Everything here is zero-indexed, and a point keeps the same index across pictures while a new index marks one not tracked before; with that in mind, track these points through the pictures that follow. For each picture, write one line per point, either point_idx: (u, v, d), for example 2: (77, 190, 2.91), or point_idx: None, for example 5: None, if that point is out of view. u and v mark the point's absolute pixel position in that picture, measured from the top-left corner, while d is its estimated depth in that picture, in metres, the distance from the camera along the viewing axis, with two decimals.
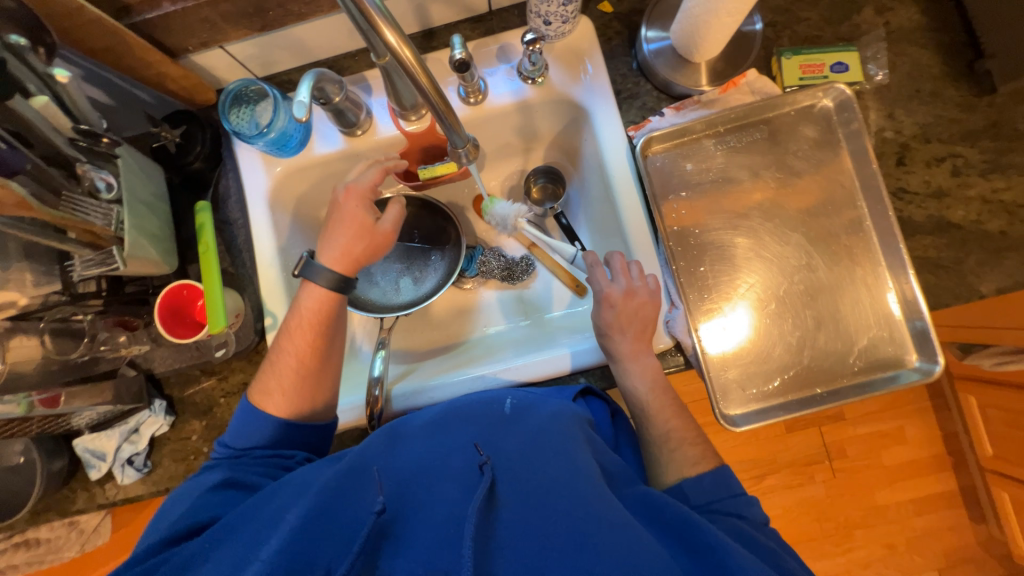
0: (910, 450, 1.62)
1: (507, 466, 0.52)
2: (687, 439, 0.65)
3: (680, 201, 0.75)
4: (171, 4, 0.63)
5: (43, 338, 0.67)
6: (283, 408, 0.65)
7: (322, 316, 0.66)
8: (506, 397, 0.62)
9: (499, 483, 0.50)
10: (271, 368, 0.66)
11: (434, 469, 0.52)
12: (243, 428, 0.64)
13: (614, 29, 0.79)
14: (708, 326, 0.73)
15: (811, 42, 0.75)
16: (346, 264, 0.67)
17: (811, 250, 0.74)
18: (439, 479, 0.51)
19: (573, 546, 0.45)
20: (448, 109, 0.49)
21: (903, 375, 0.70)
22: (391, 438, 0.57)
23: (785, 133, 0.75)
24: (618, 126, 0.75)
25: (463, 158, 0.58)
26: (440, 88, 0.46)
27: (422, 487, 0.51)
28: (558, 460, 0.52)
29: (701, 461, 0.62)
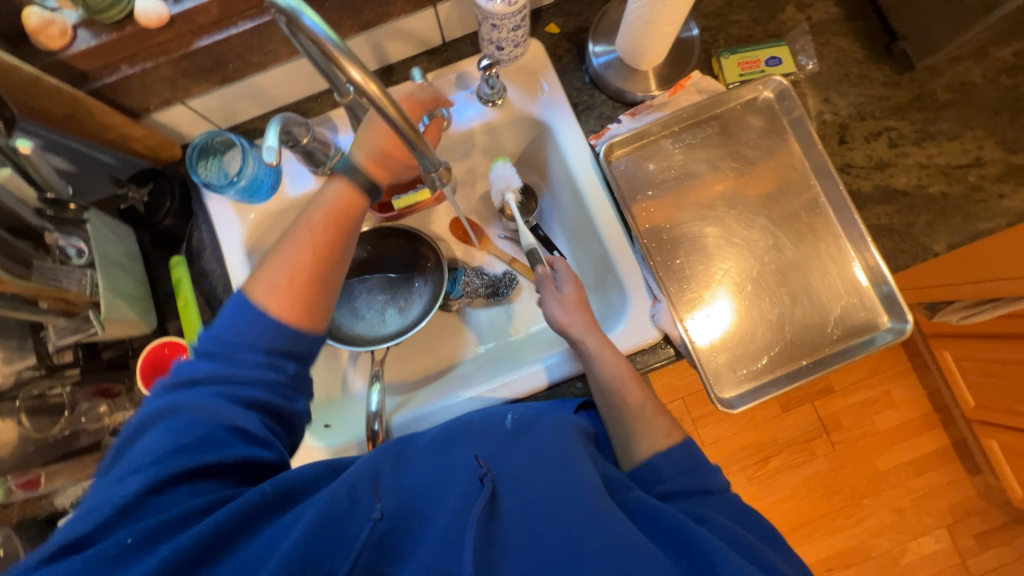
0: (900, 412, 1.68)
1: (507, 477, 0.52)
2: (656, 410, 0.65)
3: (648, 200, 0.78)
4: (130, 67, 0.63)
5: (18, 419, 0.63)
6: (287, 309, 0.56)
7: (343, 220, 0.60)
8: (507, 413, 0.61)
9: (500, 496, 0.51)
10: (276, 255, 0.58)
11: (440, 484, 0.52)
12: (236, 323, 0.55)
13: (563, 48, 0.83)
14: (693, 318, 0.75)
15: (745, 41, 0.81)
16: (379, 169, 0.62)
17: (776, 232, 0.78)
18: (444, 494, 0.51)
19: (568, 562, 0.45)
20: (422, 142, 0.47)
21: (878, 337, 0.74)
22: (397, 456, 0.55)
23: (735, 126, 0.80)
24: (579, 137, 0.79)
25: (437, 182, 0.54)
26: (410, 119, 0.44)
27: (427, 499, 0.51)
28: (561, 470, 0.52)
29: (671, 433, 0.62)
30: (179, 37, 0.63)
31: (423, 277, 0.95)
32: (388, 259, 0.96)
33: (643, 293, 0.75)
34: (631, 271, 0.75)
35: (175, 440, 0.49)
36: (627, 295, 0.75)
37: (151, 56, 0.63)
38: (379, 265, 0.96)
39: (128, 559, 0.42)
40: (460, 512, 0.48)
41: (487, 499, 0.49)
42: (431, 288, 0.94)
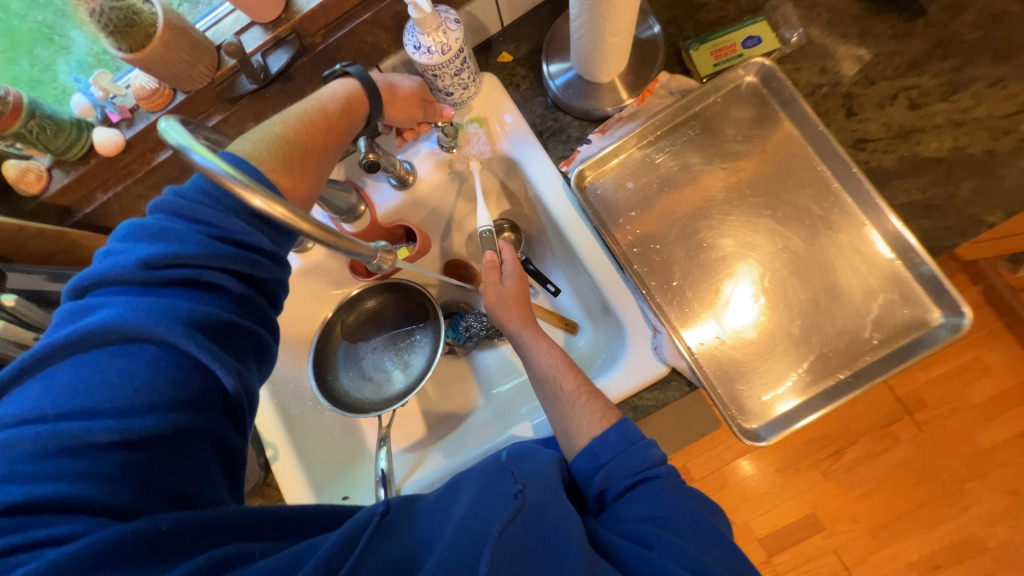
0: (997, 379, 1.45)
1: (526, 507, 0.47)
2: (592, 395, 0.62)
3: (632, 221, 0.72)
4: (103, 193, 0.66)
5: None
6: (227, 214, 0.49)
7: (300, 152, 0.56)
8: (503, 450, 0.57)
9: (510, 519, 0.45)
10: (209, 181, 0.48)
11: (439, 526, 0.46)
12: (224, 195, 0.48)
13: (519, 74, 0.79)
14: (693, 334, 0.68)
15: (717, 25, 0.73)
16: (339, 101, 0.60)
17: (784, 231, 0.69)
18: (437, 527, 0.46)
19: None
20: (348, 242, 0.45)
21: (930, 336, 0.63)
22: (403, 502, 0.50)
23: (718, 122, 0.72)
24: (548, 166, 0.74)
25: (379, 266, 0.52)
26: (329, 228, 0.42)
27: (433, 525, 0.47)
28: (550, 513, 0.47)
29: (606, 418, 0.60)
30: (141, 156, 0.65)
31: (425, 326, 0.93)
32: (387, 313, 0.95)
33: (642, 324, 0.68)
34: (625, 303, 0.69)
35: (172, 391, 0.41)
36: (626, 329, 0.69)
37: (120, 179, 0.66)
38: (379, 320, 0.95)
39: (153, 549, 0.36)
40: (465, 544, 0.43)
41: (507, 518, 0.45)
42: (432, 336, 0.92)
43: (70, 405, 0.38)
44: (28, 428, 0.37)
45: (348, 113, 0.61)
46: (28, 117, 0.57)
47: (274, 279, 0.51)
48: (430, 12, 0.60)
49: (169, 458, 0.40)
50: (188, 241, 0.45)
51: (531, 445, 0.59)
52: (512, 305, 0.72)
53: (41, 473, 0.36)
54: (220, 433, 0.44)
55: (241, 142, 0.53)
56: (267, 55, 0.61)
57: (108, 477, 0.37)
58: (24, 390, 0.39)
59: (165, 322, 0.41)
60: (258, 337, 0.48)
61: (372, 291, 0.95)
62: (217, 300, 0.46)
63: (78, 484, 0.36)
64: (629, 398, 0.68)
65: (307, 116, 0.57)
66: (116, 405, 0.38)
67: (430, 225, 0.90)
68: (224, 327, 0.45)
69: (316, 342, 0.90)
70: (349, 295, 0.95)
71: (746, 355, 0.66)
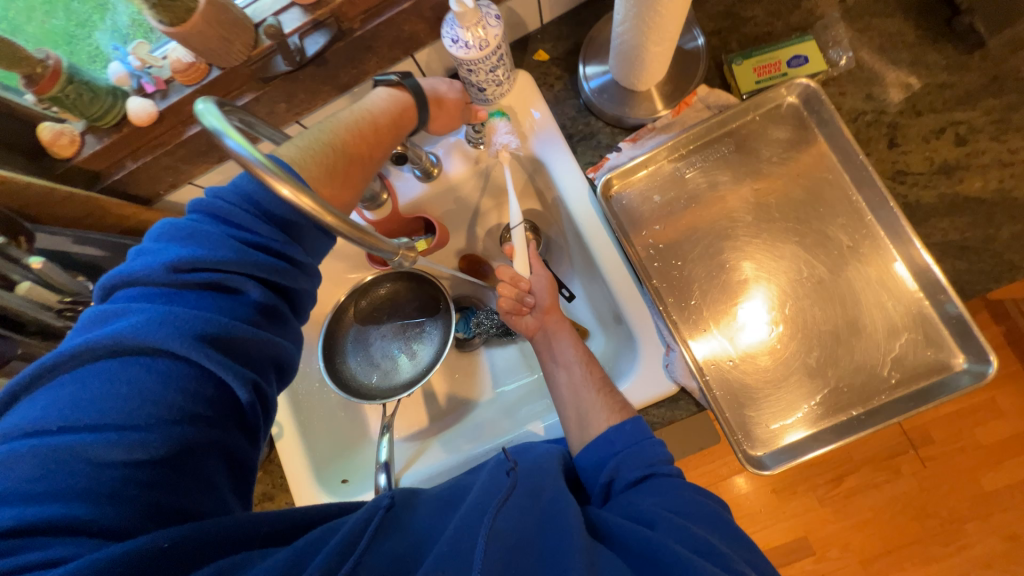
0: (1010, 423, 1.42)
1: (531, 489, 0.49)
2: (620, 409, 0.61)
3: (655, 234, 0.71)
4: (133, 162, 0.67)
5: None
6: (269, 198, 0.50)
7: (350, 154, 0.58)
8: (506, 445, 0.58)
9: (517, 499, 0.47)
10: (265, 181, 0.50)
11: (443, 521, 0.47)
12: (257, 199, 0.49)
13: (554, 74, 0.78)
14: (701, 348, 0.67)
15: (763, 39, 0.70)
16: (388, 109, 0.62)
17: (811, 259, 0.67)
18: (448, 511, 0.48)
19: None
20: (361, 235, 0.43)
21: (951, 380, 0.61)
22: (404, 495, 0.50)
23: (754, 141, 0.70)
24: (575, 170, 0.73)
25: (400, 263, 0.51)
26: (356, 222, 0.42)
27: (440, 513, 0.48)
28: (548, 500, 0.48)
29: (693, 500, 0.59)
30: (172, 129, 0.65)
31: (436, 320, 0.93)
32: (401, 302, 0.95)
33: (655, 340, 0.68)
34: (640, 316, 0.68)
35: (183, 404, 0.42)
36: (637, 340, 0.68)
37: (150, 149, 0.66)
38: (392, 307, 0.95)
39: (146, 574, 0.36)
40: (469, 527, 0.44)
41: (502, 499, 0.46)
42: (442, 329, 0.93)
43: (75, 417, 0.39)
44: (35, 441, 0.38)
45: (400, 120, 0.63)
46: (65, 82, 0.58)
47: (300, 290, 0.53)
48: (472, 6, 0.58)
49: (172, 474, 0.41)
50: (218, 246, 0.47)
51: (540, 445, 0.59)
52: (551, 291, 0.73)
53: (42, 490, 0.36)
54: (228, 445, 0.45)
55: (292, 148, 0.55)
56: (303, 37, 0.61)
57: (108, 496, 0.38)
58: (34, 399, 0.41)
59: (177, 333, 0.42)
60: (276, 347, 0.49)
61: (388, 279, 0.95)
62: (236, 308, 0.47)
63: (77, 503, 0.37)
64: None
65: (354, 123, 0.59)
66: (118, 421, 0.39)
67: (450, 219, 0.90)
68: (237, 340, 0.45)
69: (330, 323, 0.90)
70: (364, 280, 0.95)
71: (758, 382, 0.65)
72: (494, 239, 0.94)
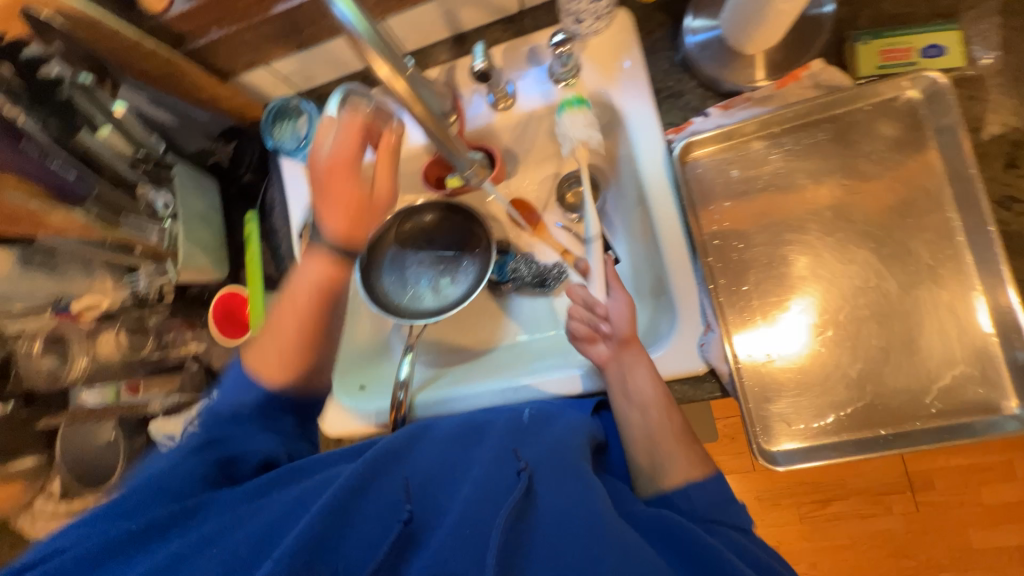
0: (1019, 489, 1.38)
1: (544, 477, 0.53)
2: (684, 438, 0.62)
3: (723, 211, 0.68)
4: (217, 31, 0.67)
5: (120, 335, 0.76)
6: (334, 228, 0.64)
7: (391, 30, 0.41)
8: (525, 410, 0.65)
9: (533, 496, 0.51)
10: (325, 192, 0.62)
11: (459, 484, 0.54)
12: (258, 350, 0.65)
13: (656, 21, 0.73)
14: (742, 337, 0.66)
15: (900, 20, 0.63)
16: None
17: (883, 270, 0.63)
18: (460, 480, 0.55)
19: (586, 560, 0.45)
20: (448, 139, 0.58)
21: (996, 423, 0.59)
22: (417, 436, 0.60)
23: (857, 132, 0.64)
24: (654, 128, 0.70)
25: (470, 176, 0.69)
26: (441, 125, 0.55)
27: (454, 481, 0.55)
28: (576, 471, 0.53)
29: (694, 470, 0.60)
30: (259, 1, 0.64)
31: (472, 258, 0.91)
32: (443, 234, 0.94)
33: (695, 319, 0.66)
34: (686, 291, 0.67)
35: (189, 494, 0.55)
36: (676, 315, 0.67)
37: (236, 20, 0.66)
38: (433, 237, 0.94)
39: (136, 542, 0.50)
40: (482, 519, 0.49)
41: (519, 492, 0.50)
42: (476, 269, 0.91)
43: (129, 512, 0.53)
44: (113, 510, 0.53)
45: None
46: None
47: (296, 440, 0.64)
48: None
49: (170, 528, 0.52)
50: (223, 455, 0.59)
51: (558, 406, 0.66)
52: (630, 321, 0.68)
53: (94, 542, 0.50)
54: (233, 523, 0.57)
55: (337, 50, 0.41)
56: None
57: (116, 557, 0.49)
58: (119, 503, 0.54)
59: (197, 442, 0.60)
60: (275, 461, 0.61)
61: (434, 207, 0.93)
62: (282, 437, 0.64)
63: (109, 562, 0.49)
64: None
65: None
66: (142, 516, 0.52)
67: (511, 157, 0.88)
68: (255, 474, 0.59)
69: (372, 237, 0.91)
70: (411, 203, 0.94)
71: (791, 380, 0.64)
72: (549, 187, 0.92)
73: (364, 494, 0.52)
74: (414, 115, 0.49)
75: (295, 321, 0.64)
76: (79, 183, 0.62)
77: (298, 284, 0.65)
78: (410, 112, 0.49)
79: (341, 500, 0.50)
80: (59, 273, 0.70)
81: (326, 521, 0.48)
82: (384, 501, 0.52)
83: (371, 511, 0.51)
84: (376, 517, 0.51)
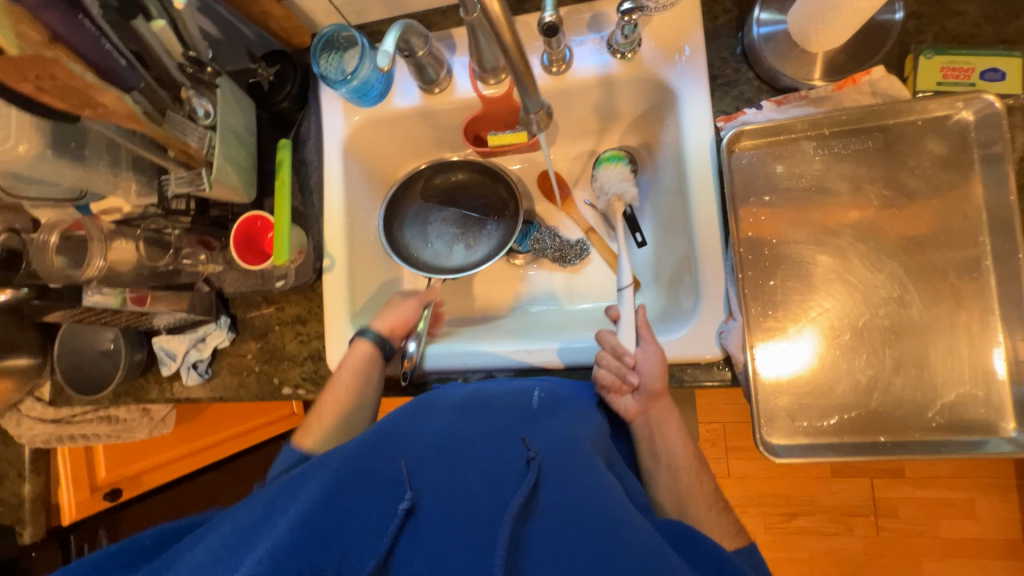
0: (975, 526, 1.42)
1: (554, 462, 0.53)
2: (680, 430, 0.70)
3: (762, 205, 0.68)
4: None
5: (138, 245, 0.75)
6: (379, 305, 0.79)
7: None
8: (534, 391, 0.67)
9: (542, 482, 0.51)
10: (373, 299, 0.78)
11: (464, 464, 0.53)
12: None
13: (722, 7, 0.73)
14: (765, 349, 0.67)
15: (962, 41, 0.65)
16: None
17: (907, 283, 0.65)
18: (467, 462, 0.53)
19: (601, 557, 0.44)
20: (529, 76, 0.55)
21: (992, 443, 0.61)
22: (423, 414, 0.62)
23: (904, 145, 0.65)
24: (705, 115, 0.71)
25: (534, 124, 0.66)
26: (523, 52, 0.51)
27: (456, 456, 0.54)
28: (586, 470, 0.53)
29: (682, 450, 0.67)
30: None
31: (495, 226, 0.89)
32: (473, 196, 0.92)
33: (717, 306, 0.68)
34: (712, 277, 0.69)
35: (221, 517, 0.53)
36: (699, 300, 0.69)
37: None
38: (461, 196, 0.92)
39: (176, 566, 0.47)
40: (494, 503, 0.48)
41: (530, 478, 0.50)
42: (498, 236, 0.89)
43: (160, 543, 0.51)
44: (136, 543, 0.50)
45: None
46: None
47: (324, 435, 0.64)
48: None
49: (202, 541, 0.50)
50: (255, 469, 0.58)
51: (567, 391, 0.69)
52: (659, 376, 0.68)
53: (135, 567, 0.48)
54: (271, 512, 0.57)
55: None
56: None
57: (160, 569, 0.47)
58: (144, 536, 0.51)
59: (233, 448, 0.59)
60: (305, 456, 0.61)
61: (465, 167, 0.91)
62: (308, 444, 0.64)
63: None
64: (671, 363, 0.71)
65: None
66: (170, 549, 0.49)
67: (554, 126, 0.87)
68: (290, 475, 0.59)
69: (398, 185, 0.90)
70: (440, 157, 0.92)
71: (803, 377, 0.65)
72: (583, 163, 0.92)
73: (369, 478, 0.51)
74: (499, 38, 0.48)
75: (348, 378, 0.76)
76: (131, 77, 0.52)
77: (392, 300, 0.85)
78: (495, 33, 0.48)
79: (353, 474, 0.51)
80: (87, 166, 0.64)
81: (334, 495, 0.48)
82: (387, 481, 0.51)
83: (373, 489, 0.50)
84: (379, 494, 0.50)
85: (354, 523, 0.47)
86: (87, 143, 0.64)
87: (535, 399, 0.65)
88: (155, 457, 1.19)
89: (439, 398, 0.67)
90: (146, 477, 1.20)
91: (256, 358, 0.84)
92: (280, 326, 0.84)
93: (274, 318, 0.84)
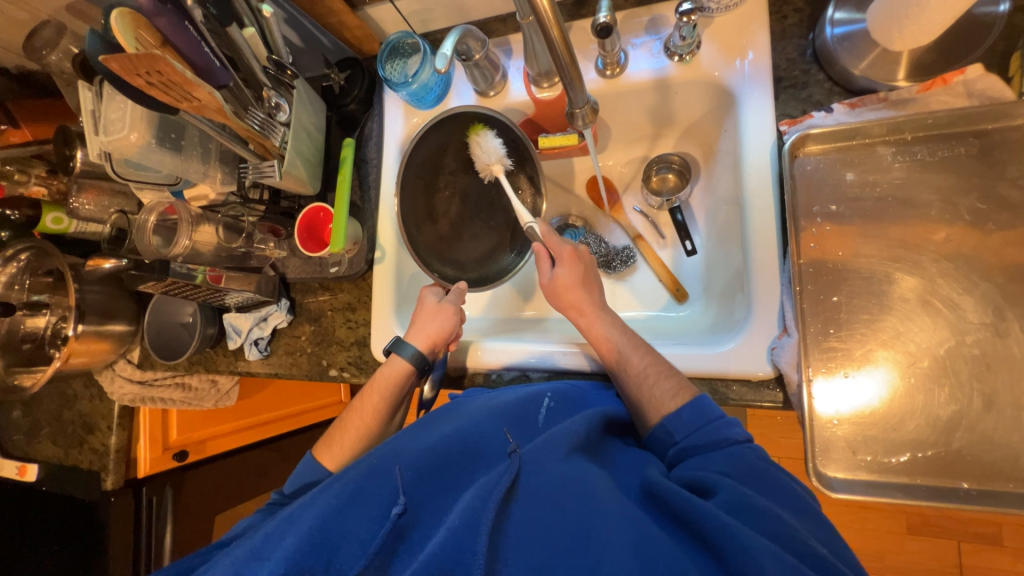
0: None
1: (541, 452, 0.54)
2: (663, 372, 0.64)
3: (827, 215, 0.63)
4: None
5: (218, 229, 0.82)
6: (393, 375, 0.74)
7: None
8: (545, 395, 0.67)
9: (524, 474, 0.51)
10: (377, 384, 0.74)
11: (459, 482, 0.54)
12: (304, 474, 0.70)
13: (791, 7, 0.70)
14: (825, 385, 0.60)
15: None
16: None
17: (1004, 306, 0.57)
18: (459, 478, 0.54)
19: (576, 548, 0.45)
20: (575, 71, 0.55)
21: None
22: (424, 423, 0.63)
23: (1005, 152, 0.58)
24: (768, 118, 0.67)
25: (581, 119, 0.66)
26: (570, 47, 0.50)
27: (451, 468, 0.55)
28: (571, 462, 0.52)
29: (679, 395, 0.62)
30: None
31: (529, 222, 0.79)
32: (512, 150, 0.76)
33: (771, 321, 0.64)
34: (767, 288, 0.65)
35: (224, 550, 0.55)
36: (751, 314, 0.66)
37: None
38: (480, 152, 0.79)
39: None
40: (474, 505, 0.48)
41: (514, 471, 0.51)
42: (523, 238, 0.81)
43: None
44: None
45: None
46: None
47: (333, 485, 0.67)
48: None
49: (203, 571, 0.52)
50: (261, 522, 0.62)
51: (579, 395, 0.69)
52: (570, 271, 0.71)
53: None
54: None
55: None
56: None
57: None
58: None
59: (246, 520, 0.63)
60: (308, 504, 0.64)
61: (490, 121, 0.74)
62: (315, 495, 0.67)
63: None
64: (718, 379, 0.67)
65: None
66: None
67: (607, 132, 0.86)
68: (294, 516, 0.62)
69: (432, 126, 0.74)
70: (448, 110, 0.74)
71: (868, 405, 0.58)
72: (633, 168, 0.90)
73: (364, 492, 0.51)
74: (548, 37, 0.48)
75: (381, 401, 0.73)
76: (222, 77, 0.60)
77: (426, 305, 0.76)
78: (543, 33, 0.48)
79: (351, 492, 0.51)
80: (183, 156, 0.74)
81: (332, 519, 0.49)
82: (379, 494, 0.51)
83: (367, 503, 0.51)
84: (372, 505, 0.50)
85: (350, 542, 0.48)
86: (184, 135, 0.74)
87: (543, 408, 0.65)
88: (217, 427, 1.32)
89: (456, 405, 0.67)
90: (209, 443, 1.31)
91: (309, 340, 0.90)
92: (332, 311, 0.90)
93: (327, 304, 0.90)
